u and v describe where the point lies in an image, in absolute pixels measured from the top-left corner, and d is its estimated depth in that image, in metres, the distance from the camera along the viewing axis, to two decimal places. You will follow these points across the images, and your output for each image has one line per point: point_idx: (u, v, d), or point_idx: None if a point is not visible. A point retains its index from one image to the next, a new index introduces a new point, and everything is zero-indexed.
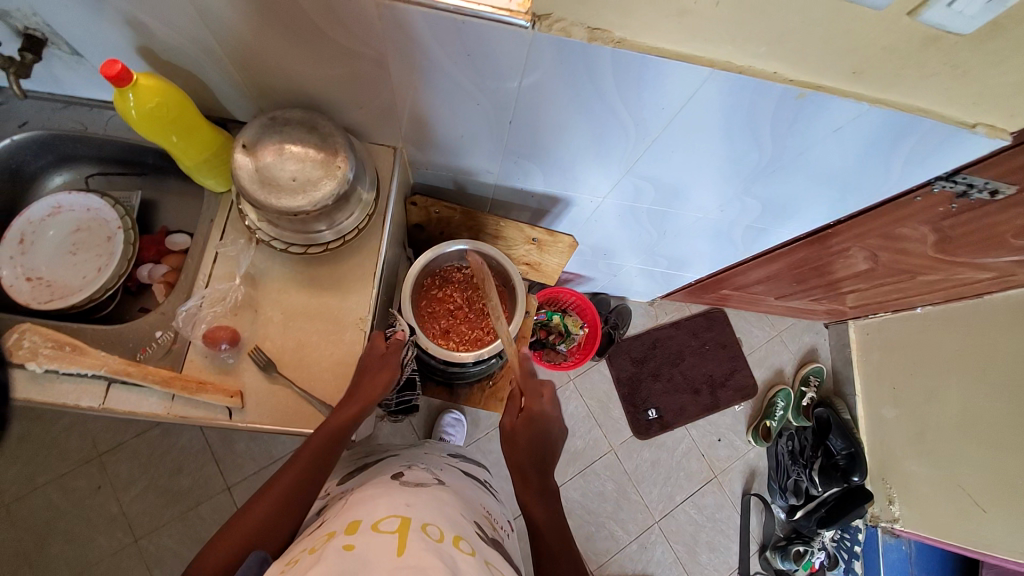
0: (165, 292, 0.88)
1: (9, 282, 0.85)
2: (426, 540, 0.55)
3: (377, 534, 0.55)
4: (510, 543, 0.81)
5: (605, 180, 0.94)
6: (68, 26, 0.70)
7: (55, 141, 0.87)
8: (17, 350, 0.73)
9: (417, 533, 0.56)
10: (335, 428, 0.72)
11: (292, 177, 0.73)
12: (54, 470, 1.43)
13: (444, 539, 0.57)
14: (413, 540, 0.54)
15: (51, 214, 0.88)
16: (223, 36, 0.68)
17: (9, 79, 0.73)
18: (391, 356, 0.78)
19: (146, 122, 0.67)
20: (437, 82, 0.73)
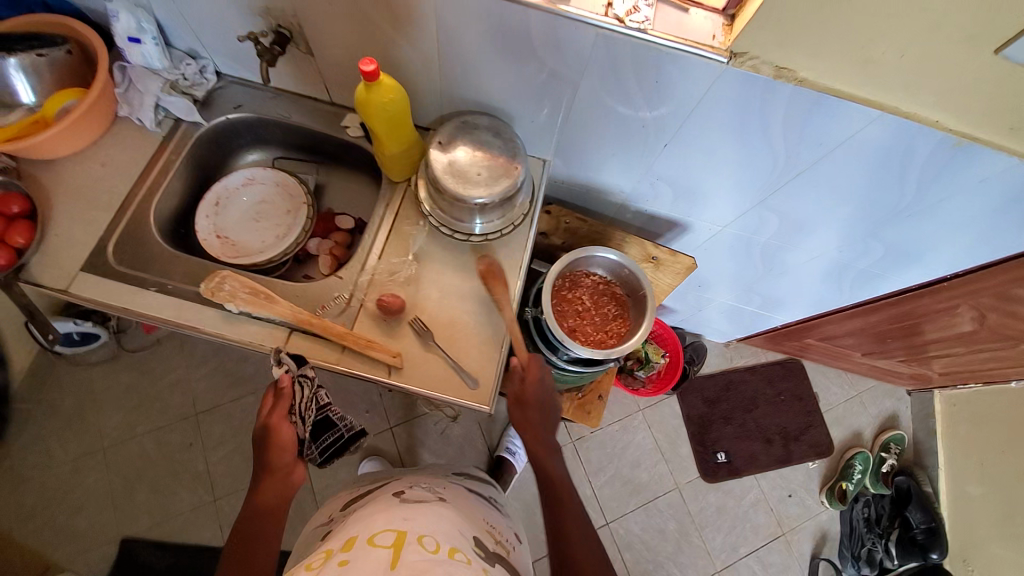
0: (330, 263, 0.99)
1: (203, 236, 0.97)
2: (421, 552, 0.60)
3: (372, 550, 0.61)
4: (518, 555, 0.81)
5: (733, 208, 1.01)
6: (315, 28, 0.84)
7: (259, 123, 1.03)
8: (216, 292, 0.83)
9: (412, 548, 0.61)
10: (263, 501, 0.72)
11: (478, 172, 0.83)
12: (155, 421, 1.53)
13: (439, 550, 0.62)
14: (406, 554, 0.59)
15: (246, 184, 1.03)
16: (444, 47, 0.80)
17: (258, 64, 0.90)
18: (279, 405, 0.77)
19: (374, 113, 0.79)
20: (612, 104, 0.83)
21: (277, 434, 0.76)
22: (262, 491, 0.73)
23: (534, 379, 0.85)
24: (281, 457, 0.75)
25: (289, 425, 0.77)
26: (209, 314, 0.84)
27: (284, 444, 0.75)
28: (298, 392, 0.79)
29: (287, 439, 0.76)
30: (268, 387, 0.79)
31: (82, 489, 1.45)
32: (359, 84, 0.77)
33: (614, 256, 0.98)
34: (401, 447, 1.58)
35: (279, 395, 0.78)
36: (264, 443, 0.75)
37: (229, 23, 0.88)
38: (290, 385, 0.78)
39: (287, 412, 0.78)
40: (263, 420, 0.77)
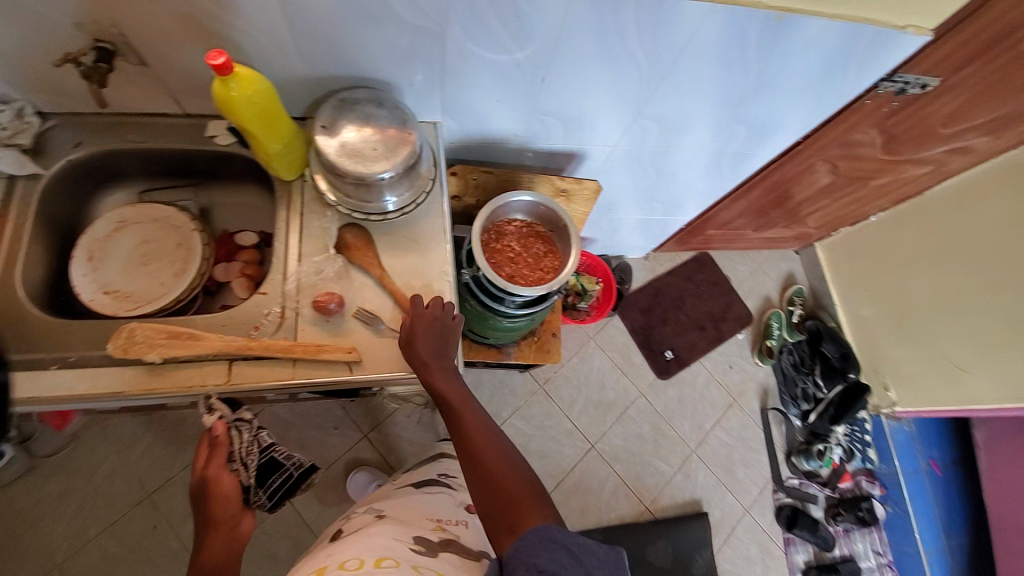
0: (246, 285, 0.94)
1: (89, 297, 0.87)
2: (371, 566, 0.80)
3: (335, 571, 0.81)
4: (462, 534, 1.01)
5: (618, 125, 1.09)
6: (142, 34, 0.76)
7: (110, 157, 0.91)
8: (129, 347, 0.76)
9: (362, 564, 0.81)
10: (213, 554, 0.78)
11: (373, 147, 0.81)
12: (101, 521, 1.35)
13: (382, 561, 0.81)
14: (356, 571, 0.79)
15: (117, 229, 0.92)
16: (297, 25, 0.76)
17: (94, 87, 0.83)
18: (217, 455, 0.83)
19: (241, 109, 0.74)
20: (485, 49, 0.85)
21: (218, 484, 0.82)
22: (209, 545, 0.79)
23: (428, 310, 0.82)
24: (223, 509, 0.81)
25: (229, 474, 0.83)
26: (129, 374, 0.77)
27: (226, 492, 0.82)
28: (235, 440, 0.83)
29: (228, 489, 0.82)
30: (204, 435, 0.83)
31: None
32: (213, 81, 0.71)
33: (528, 195, 1.02)
34: (380, 449, 1.57)
35: (215, 445, 0.83)
36: (204, 495, 0.82)
37: (34, 49, 0.76)
38: (226, 433, 0.83)
39: (225, 460, 0.84)
40: (202, 471, 0.83)
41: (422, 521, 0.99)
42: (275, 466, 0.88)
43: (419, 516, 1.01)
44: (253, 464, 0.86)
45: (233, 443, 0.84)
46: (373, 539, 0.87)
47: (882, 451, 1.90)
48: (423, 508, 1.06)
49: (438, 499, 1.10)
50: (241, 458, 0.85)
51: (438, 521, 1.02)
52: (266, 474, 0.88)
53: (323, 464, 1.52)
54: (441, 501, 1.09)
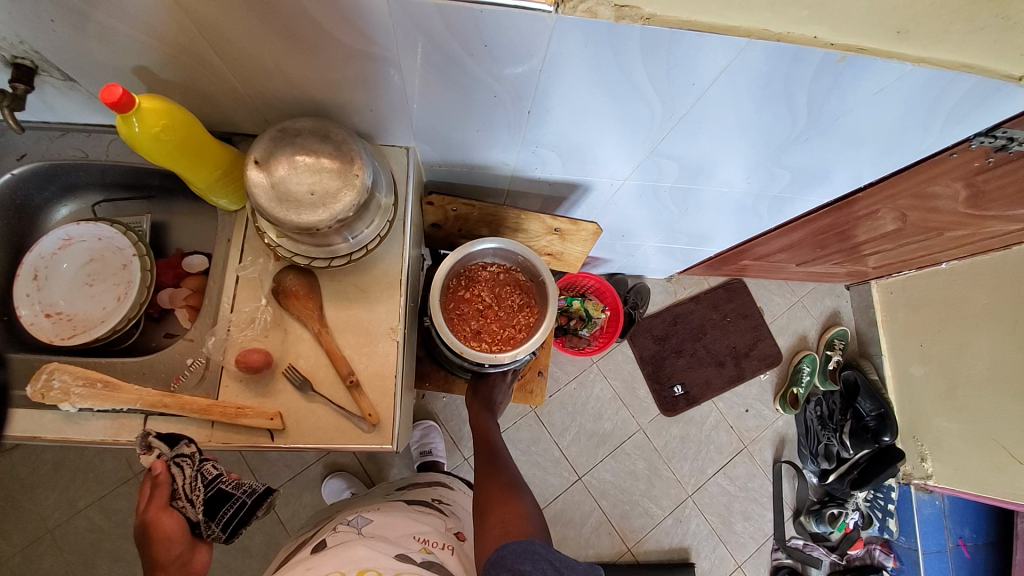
0: (190, 316, 0.87)
1: (30, 320, 0.82)
2: None
3: None
4: (458, 556, 0.84)
5: (627, 162, 0.91)
6: (57, 52, 0.66)
7: (57, 172, 0.84)
8: (46, 391, 0.70)
9: None
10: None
11: (310, 191, 0.69)
12: (94, 493, 1.44)
13: None
14: None
15: (63, 246, 0.86)
16: (224, 49, 0.64)
17: (2, 112, 0.72)
18: (157, 495, 0.73)
19: (153, 147, 0.65)
20: (452, 79, 0.69)
21: (160, 526, 0.73)
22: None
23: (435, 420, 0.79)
24: (170, 549, 0.73)
25: (170, 511, 0.74)
26: (50, 419, 0.73)
27: (169, 534, 0.73)
28: (175, 481, 0.73)
29: (172, 530, 0.73)
30: (146, 472, 0.74)
31: None
32: (117, 117, 0.62)
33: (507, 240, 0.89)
34: (361, 457, 1.53)
35: (155, 485, 0.73)
36: (148, 538, 0.73)
37: None
38: (166, 471, 0.72)
39: (168, 499, 0.74)
40: (143, 514, 0.74)
41: (404, 543, 0.79)
42: (224, 496, 0.76)
43: (400, 537, 0.81)
44: (202, 497, 0.74)
45: (168, 487, 0.73)
46: (342, 563, 0.70)
47: (905, 523, 1.67)
48: (408, 524, 0.85)
49: (427, 519, 0.89)
50: (185, 496, 0.74)
51: (424, 542, 0.81)
52: (216, 506, 0.75)
53: (301, 466, 1.51)
54: (430, 522, 0.88)
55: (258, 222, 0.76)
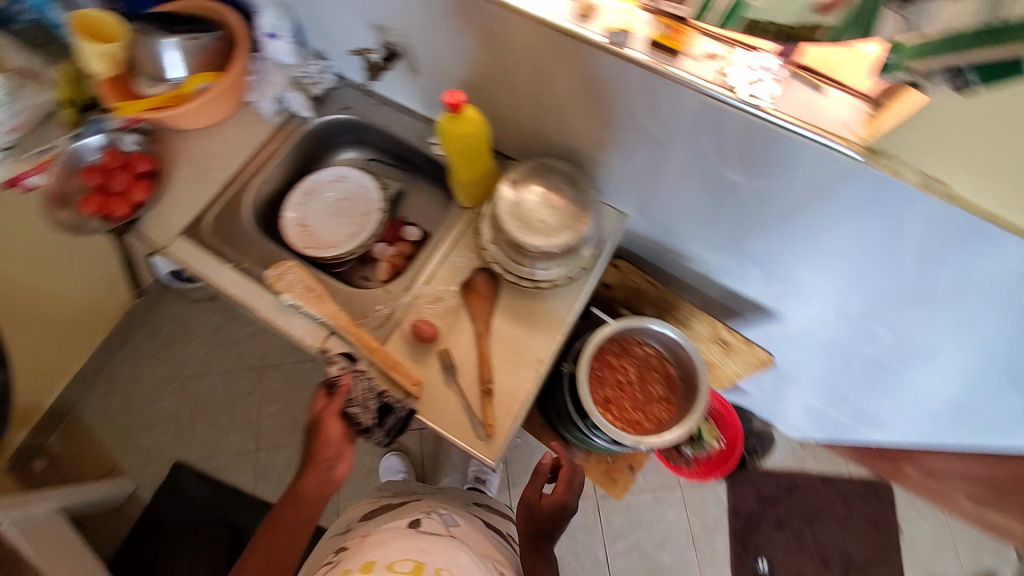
0: (387, 271, 1.04)
1: (287, 222, 1.04)
2: None
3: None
4: None
5: (836, 312, 0.88)
6: (421, 49, 0.86)
7: (361, 127, 1.08)
8: (276, 280, 0.88)
9: None
10: (315, 487, 0.81)
11: (542, 220, 0.79)
12: (227, 364, 1.79)
13: None
14: None
15: (335, 180, 1.08)
16: (539, 88, 0.78)
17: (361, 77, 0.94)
18: (334, 401, 0.82)
19: (451, 142, 0.79)
20: (711, 179, 0.74)
21: (327, 428, 0.82)
22: (306, 479, 0.81)
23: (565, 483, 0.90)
24: (327, 450, 0.81)
25: (338, 423, 0.82)
26: (267, 300, 0.90)
27: (331, 438, 0.82)
28: (353, 390, 0.81)
29: (336, 434, 0.82)
30: (323, 383, 0.83)
31: (158, 408, 1.74)
32: (443, 112, 0.77)
33: (678, 329, 0.87)
34: (426, 451, 1.59)
35: (334, 392, 0.82)
36: (316, 432, 0.83)
37: (347, 34, 0.93)
38: (349, 380, 0.82)
39: (342, 406, 0.82)
40: (318, 413, 0.83)
41: (488, 564, 0.79)
42: (389, 409, 0.81)
43: (485, 555, 0.81)
44: (374, 412, 0.82)
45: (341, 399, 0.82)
46: (446, 562, 0.72)
47: None
48: (489, 547, 0.85)
49: (502, 550, 0.89)
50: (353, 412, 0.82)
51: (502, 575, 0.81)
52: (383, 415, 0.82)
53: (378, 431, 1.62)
54: (506, 554, 0.88)
55: (484, 224, 0.89)
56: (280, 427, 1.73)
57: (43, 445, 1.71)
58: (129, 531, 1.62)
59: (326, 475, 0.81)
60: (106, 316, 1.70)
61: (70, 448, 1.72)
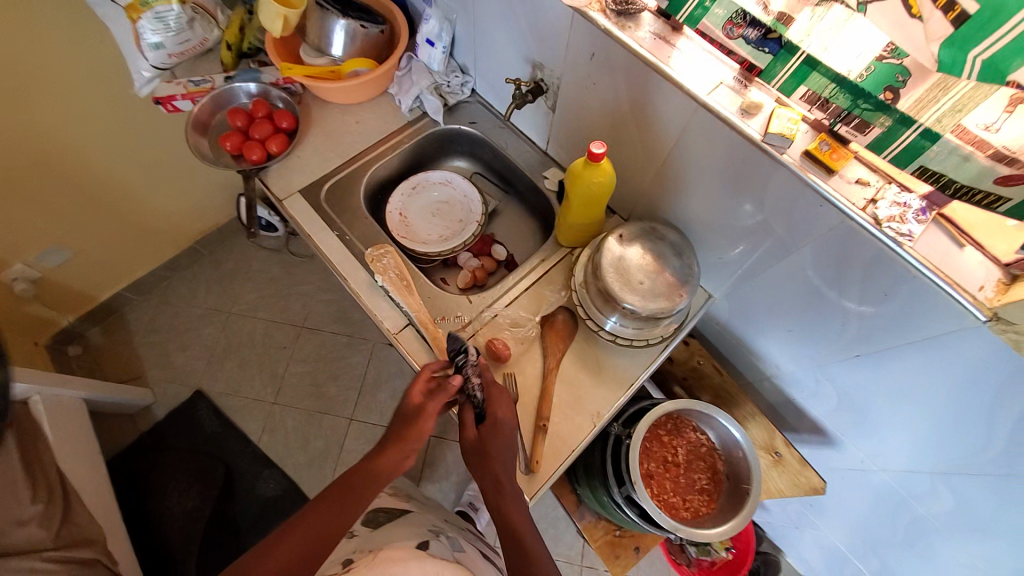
0: (466, 281, 1.07)
1: (391, 210, 1.11)
2: None
3: None
4: None
5: (901, 456, 0.88)
6: (565, 95, 0.90)
7: (481, 144, 1.14)
8: (375, 262, 0.94)
9: None
10: (385, 470, 0.77)
11: (641, 280, 0.81)
12: (271, 313, 1.87)
13: None
14: None
15: (443, 183, 1.14)
16: (672, 163, 0.80)
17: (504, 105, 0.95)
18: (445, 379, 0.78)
19: (577, 187, 0.82)
20: (819, 295, 0.77)
21: (422, 416, 0.79)
22: (385, 456, 0.77)
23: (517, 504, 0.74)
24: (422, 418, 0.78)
25: (433, 416, 0.79)
26: (360, 276, 0.96)
27: (422, 428, 0.78)
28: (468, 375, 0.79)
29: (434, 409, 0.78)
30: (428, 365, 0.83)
31: (197, 335, 1.82)
32: (580, 158, 0.81)
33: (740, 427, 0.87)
34: None
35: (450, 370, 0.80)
36: (405, 414, 0.79)
37: (501, 63, 0.99)
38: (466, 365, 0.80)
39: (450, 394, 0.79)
40: (413, 397, 0.80)
41: None
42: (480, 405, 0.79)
43: None
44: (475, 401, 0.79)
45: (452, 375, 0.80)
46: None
47: None
48: None
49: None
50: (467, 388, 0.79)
51: None
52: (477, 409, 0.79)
53: None
54: None
55: (577, 266, 0.93)
56: (300, 388, 1.77)
57: (85, 333, 1.79)
58: (133, 441, 1.66)
59: (399, 463, 0.78)
60: (180, 234, 1.81)
61: (107, 345, 1.79)
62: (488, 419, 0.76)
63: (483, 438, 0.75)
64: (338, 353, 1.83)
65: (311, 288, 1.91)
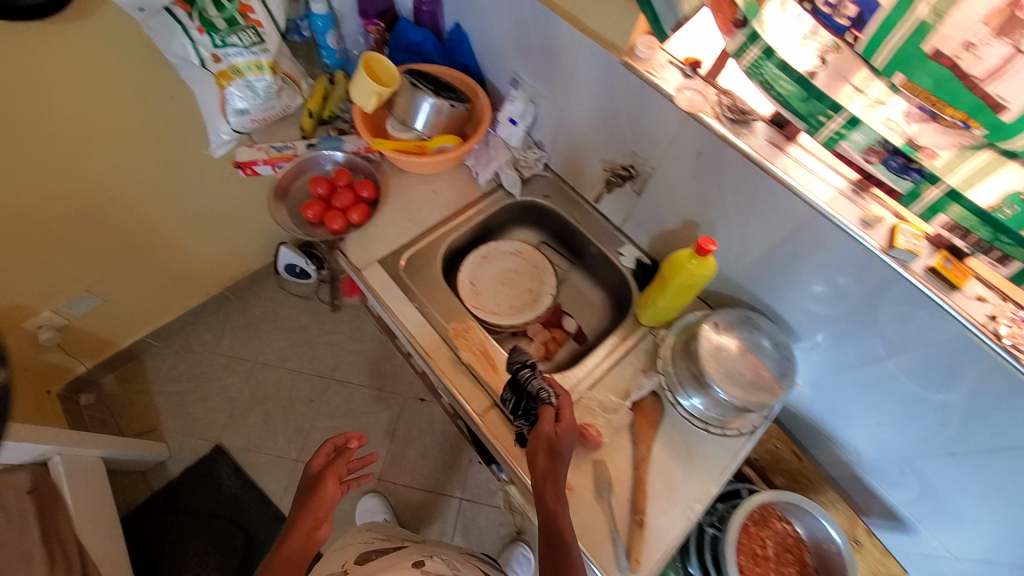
0: (538, 353, 1.06)
1: (461, 277, 1.10)
2: None
3: None
4: None
5: (988, 554, 0.88)
6: (656, 180, 0.93)
7: (552, 216, 1.16)
8: (459, 334, 0.95)
9: None
10: (303, 540, 0.84)
11: (741, 371, 0.82)
12: (298, 364, 1.80)
13: None
14: None
15: (513, 253, 1.14)
16: (771, 257, 0.83)
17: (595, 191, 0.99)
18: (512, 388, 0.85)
19: (677, 276, 0.83)
20: (920, 394, 0.78)
21: (324, 488, 0.91)
22: (289, 540, 0.83)
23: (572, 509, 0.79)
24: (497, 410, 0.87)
25: (332, 483, 0.92)
26: (443, 353, 0.94)
27: (327, 497, 0.90)
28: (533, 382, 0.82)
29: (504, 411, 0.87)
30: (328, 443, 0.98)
31: (219, 385, 1.74)
32: (683, 248, 0.83)
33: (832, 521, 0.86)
34: None
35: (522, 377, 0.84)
36: (311, 491, 0.91)
37: (585, 144, 1.03)
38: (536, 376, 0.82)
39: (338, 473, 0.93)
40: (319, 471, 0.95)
41: None
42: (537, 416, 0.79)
43: None
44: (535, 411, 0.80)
45: (522, 383, 0.82)
46: None
47: None
48: None
49: None
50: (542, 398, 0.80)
51: None
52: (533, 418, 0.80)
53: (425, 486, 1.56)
54: None
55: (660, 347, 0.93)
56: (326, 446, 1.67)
57: (99, 380, 1.70)
58: (145, 501, 1.56)
59: (314, 528, 0.85)
60: (212, 280, 1.77)
61: (122, 394, 1.70)
62: (563, 420, 0.78)
63: (559, 433, 0.76)
64: (367, 408, 1.75)
65: (340, 337, 1.85)
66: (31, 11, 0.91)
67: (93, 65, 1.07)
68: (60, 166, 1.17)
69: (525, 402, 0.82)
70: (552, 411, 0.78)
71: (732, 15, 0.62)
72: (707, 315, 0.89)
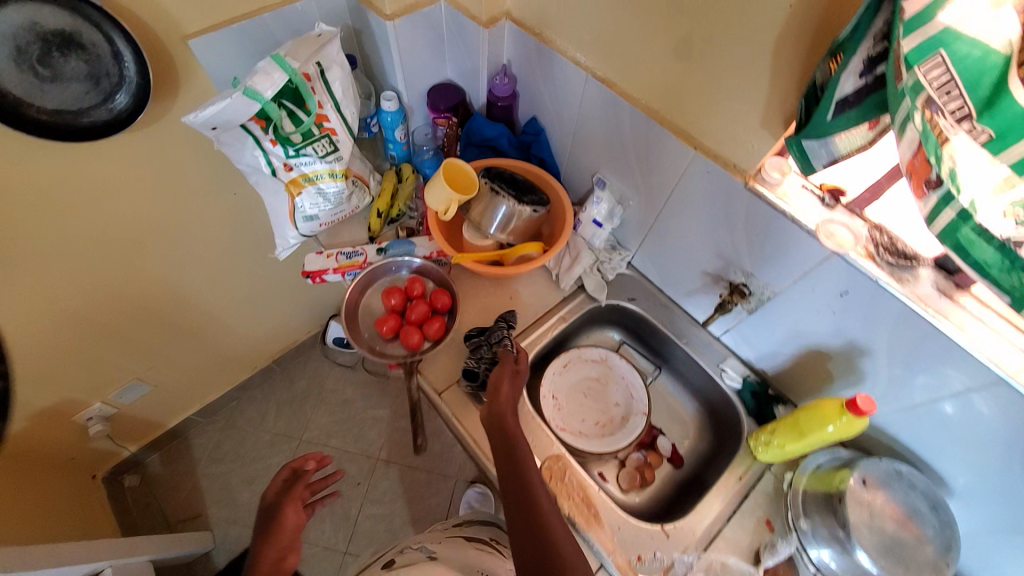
0: (632, 481, 0.95)
1: (545, 393, 0.99)
2: None
3: None
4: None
5: None
6: (778, 305, 0.82)
7: (637, 319, 1.06)
8: (555, 480, 0.84)
9: None
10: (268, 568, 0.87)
11: (902, 546, 0.71)
12: (344, 443, 1.71)
13: None
14: None
15: (596, 361, 1.05)
16: (927, 407, 0.72)
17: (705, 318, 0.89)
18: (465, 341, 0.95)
19: (821, 426, 0.73)
20: None
21: (285, 516, 0.96)
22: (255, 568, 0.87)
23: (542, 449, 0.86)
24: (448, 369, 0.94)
25: (291, 509, 0.98)
26: None
27: (287, 524, 0.95)
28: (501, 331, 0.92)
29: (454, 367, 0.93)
30: (284, 469, 1.05)
31: (264, 466, 1.66)
32: (835, 398, 0.72)
33: None
34: None
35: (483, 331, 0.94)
36: (274, 522, 0.95)
37: (684, 252, 0.94)
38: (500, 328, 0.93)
39: (296, 497, 1.00)
40: (276, 497, 1.00)
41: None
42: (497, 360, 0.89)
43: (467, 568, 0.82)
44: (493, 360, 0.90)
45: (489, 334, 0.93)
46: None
47: None
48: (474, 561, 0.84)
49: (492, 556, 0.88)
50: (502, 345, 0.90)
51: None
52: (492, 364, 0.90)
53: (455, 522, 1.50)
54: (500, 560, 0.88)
55: (787, 490, 0.83)
56: (375, 536, 1.58)
57: (143, 461, 1.65)
58: None
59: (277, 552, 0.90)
60: (259, 354, 1.71)
61: (167, 475, 1.64)
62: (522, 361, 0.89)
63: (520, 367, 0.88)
64: (418, 492, 1.65)
65: (387, 412, 1.77)
66: (94, 130, 0.83)
67: (161, 170, 1.03)
68: (121, 266, 1.13)
69: (488, 351, 0.90)
70: (511, 354, 0.88)
71: (928, 174, 0.46)
72: (848, 464, 0.78)
